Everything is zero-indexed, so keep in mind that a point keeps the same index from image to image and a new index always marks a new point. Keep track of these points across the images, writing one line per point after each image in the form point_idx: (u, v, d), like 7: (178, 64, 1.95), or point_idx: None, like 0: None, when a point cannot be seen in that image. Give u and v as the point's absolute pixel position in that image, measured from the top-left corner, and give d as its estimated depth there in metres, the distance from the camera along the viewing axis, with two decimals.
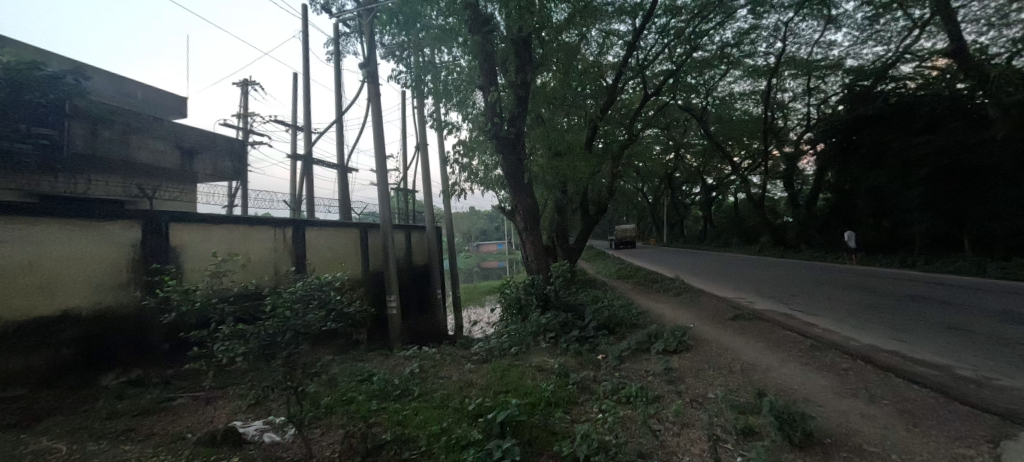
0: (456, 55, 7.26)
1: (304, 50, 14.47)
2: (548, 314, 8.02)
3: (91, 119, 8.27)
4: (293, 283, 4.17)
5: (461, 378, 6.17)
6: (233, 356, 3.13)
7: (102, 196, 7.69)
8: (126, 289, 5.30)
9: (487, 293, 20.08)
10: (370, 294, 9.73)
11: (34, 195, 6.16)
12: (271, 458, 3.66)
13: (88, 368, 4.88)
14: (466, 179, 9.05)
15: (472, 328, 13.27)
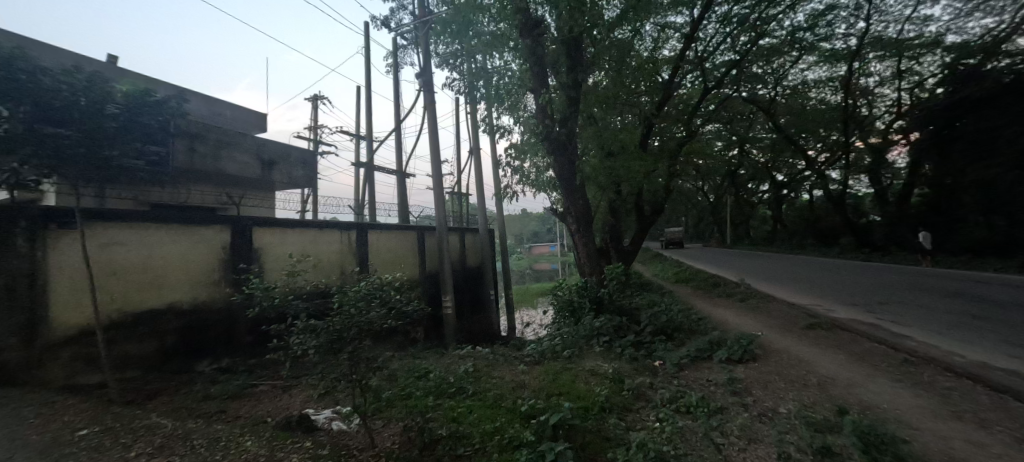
0: (508, 59, 7.44)
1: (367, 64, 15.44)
2: (602, 317, 7.86)
3: (190, 137, 9.44)
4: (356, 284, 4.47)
5: (514, 379, 6.23)
6: (306, 349, 3.43)
7: (198, 204, 8.73)
8: (219, 286, 5.98)
9: (540, 295, 20.06)
10: (426, 294, 10.13)
11: (146, 204, 7.16)
12: (338, 445, 3.95)
13: (188, 355, 5.57)
14: (518, 182, 9.13)
15: (525, 330, 13.33)
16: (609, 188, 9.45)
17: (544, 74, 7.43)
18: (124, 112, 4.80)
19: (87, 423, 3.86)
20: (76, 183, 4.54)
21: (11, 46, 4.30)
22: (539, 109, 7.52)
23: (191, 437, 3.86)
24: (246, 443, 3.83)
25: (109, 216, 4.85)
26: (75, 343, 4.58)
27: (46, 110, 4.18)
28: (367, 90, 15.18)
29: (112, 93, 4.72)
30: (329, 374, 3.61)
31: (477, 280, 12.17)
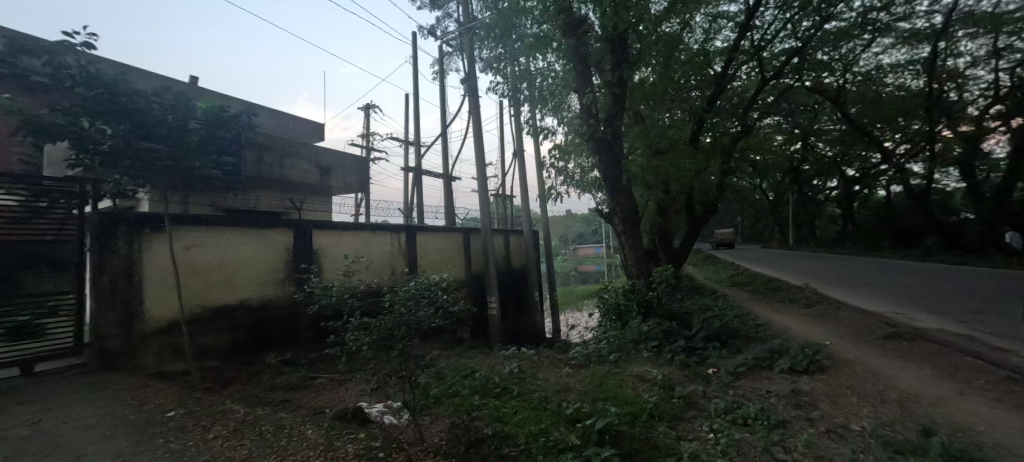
0: (551, 61, 7.54)
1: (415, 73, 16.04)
2: (650, 321, 7.61)
3: (258, 148, 10.31)
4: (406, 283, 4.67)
5: (558, 381, 6.20)
6: (360, 345, 3.63)
7: (264, 209, 9.51)
8: (283, 285, 6.46)
9: (586, 298, 19.73)
10: (472, 295, 10.32)
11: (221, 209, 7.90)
12: (389, 438, 4.13)
13: (257, 347, 6.08)
14: (562, 183, 9.07)
15: (570, 332, 13.18)
16: (658, 188, 9.13)
17: (588, 73, 7.35)
18: (203, 128, 5.26)
19: (174, 406, 4.34)
20: (166, 190, 5.16)
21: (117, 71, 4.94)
22: (583, 109, 7.43)
23: (259, 423, 4.21)
24: (307, 431, 4.12)
25: (191, 220, 5.41)
26: (164, 333, 5.16)
27: (142, 126, 4.78)
28: (415, 97, 15.75)
29: (193, 110, 5.21)
30: (380, 370, 3.79)
31: (521, 282, 12.21)
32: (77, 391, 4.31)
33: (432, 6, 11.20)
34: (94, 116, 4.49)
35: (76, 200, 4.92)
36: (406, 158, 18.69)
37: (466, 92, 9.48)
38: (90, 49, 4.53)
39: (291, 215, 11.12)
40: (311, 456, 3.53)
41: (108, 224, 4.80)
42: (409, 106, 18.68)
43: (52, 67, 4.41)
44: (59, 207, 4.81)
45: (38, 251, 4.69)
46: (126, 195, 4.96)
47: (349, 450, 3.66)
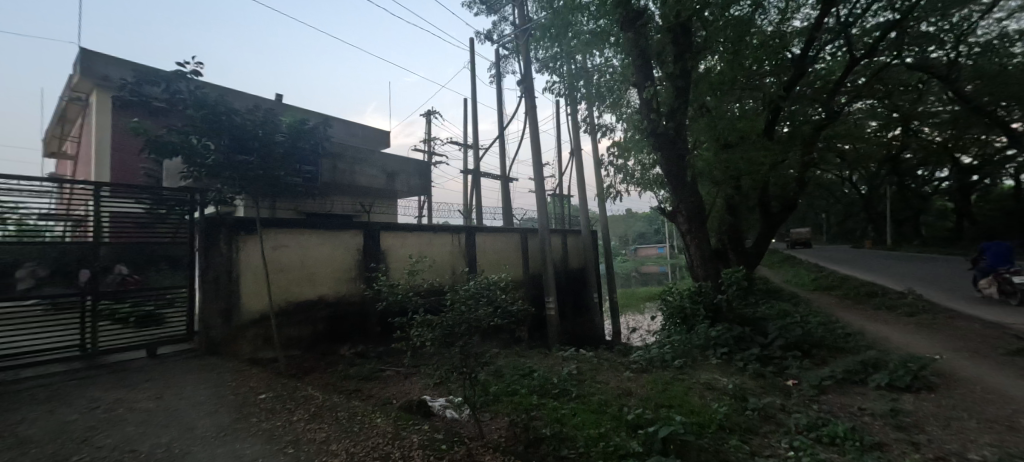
0: (609, 56, 7.48)
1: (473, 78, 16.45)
2: (720, 326, 7.14)
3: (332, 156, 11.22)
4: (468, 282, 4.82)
5: (619, 385, 6.02)
6: (424, 341, 3.81)
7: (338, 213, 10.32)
8: (355, 282, 6.97)
9: (648, 300, 18.93)
10: (529, 295, 10.35)
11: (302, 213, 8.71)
12: (451, 431, 4.29)
13: (333, 339, 6.61)
14: (622, 181, 8.80)
15: (631, 335, 12.74)
16: (729, 184, 8.52)
17: (648, 67, 7.14)
18: (287, 140, 5.82)
19: (264, 389, 4.87)
20: (259, 197, 5.81)
21: (217, 93, 5.64)
22: (643, 105, 7.24)
23: (335, 409, 4.59)
24: (376, 420, 4.40)
25: (278, 224, 6.03)
26: (257, 325, 5.80)
27: (236, 141, 5.41)
28: (474, 101, 16.14)
29: (278, 125, 5.78)
30: (441, 366, 3.93)
31: (580, 282, 12.01)
32: (190, 373, 5.00)
33: (488, 11, 11.44)
34: (200, 133, 5.18)
35: (186, 206, 5.66)
36: (465, 161, 19.19)
37: (522, 93, 9.55)
38: (195, 76, 5.22)
39: (361, 218, 11.95)
40: (379, 443, 3.77)
41: (216, 227, 5.61)
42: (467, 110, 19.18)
43: (166, 95, 5.15)
44: (171, 212, 5.53)
45: (157, 250, 5.46)
46: (227, 202, 5.71)
47: (413, 441, 3.85)
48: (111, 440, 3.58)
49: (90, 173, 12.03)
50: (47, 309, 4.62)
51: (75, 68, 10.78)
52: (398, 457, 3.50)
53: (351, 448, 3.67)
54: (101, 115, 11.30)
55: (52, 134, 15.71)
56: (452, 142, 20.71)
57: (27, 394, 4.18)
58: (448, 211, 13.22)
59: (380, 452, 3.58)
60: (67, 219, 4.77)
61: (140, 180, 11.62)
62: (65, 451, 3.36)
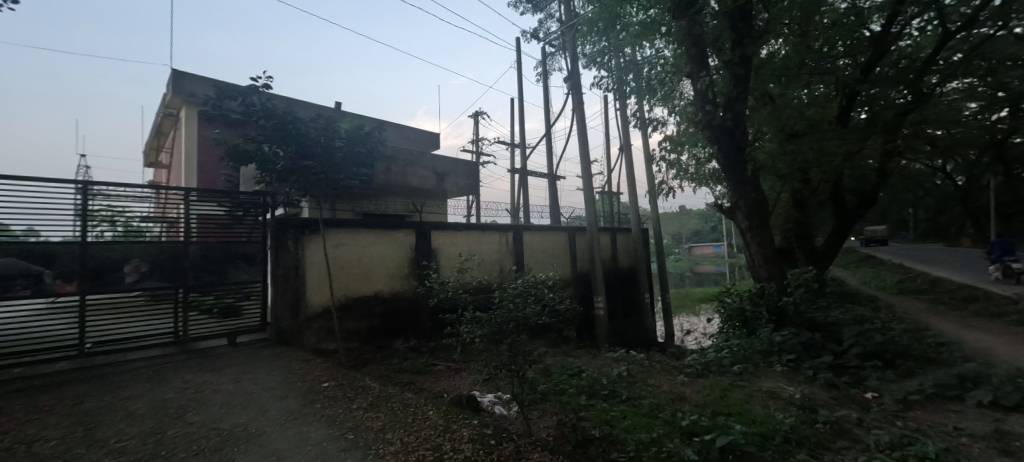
0: (660, 48, 7.29)
1: (520, 77, 16.50)
2: (785, 331, 6.63)
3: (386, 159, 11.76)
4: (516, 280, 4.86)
5: (672, 389, 5.79)
6: (474, 337, 3.91)
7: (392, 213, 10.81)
8: (408, 279, 7.28)
9: (704, 301, 18.00)
10: (578, 294, 10.24)
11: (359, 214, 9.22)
12: (499, 428, 4.34)
13: (388, 334, 6.95)
14: (674, 177, 8.43)
15: (685, 337, 12.19)
16: (797, 177, 7.87)
17: (704, 56, 6.79)
18: (345, 146, 6.16)
19: (327, 378, 5.23)
20: (320, 199, 6.23)
21: (285, 104, 6.11)
22: (697, 97, 6.89)
23: (390, 400, 4.83)
24: (428, 412, 4.58)
25: (338, 224, 6.44)
26: (321, 318, 6.24)
27: (301, 148, 5.84)
28: (521, 100, 16.18)
29: (337, 131, 6.14)
30: (490, 363, 3.97)
31: (631, 282, 11.68)
32: (264, 361, 5.50)
33: (534, 9, 11.41)
34: (269, 141, 5.67)
35: (260, 209, 6.20)
36: (512, 160, 19.31)
37: (568, 90, 9.43)
38: (266, 89, 5.68)
39: (413, 218, 12.42)
40: (430, 434, 3.92)
41: (285, 227, 6.11)
42: (514, 109, 19.27)
43: (242, 108, 5.66)
44: (248, 214, 6.09)
45: (236, 248, 6.04)
46: (294, 204, 6.19)
47: (463, 434, 3.96)
48: (200, 417, 4.04)
49: (182, 180, 13.54)
50: (147, 299, 5.33)
51: (168, 87, 12.17)
52: (448, 449, 3.62)
53: (405, 438, 3.84)
54: (189, 128, 12.67)
55: (150, 147, 17.85)
56: (499, 141, 20.90)
57: (131, 374, 4.84)
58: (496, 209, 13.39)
59: (432, 443, 3.72)
60: (162, 221, 5.45)
61: (221, 185, 12.89)
62: (163, 425, 3.84)
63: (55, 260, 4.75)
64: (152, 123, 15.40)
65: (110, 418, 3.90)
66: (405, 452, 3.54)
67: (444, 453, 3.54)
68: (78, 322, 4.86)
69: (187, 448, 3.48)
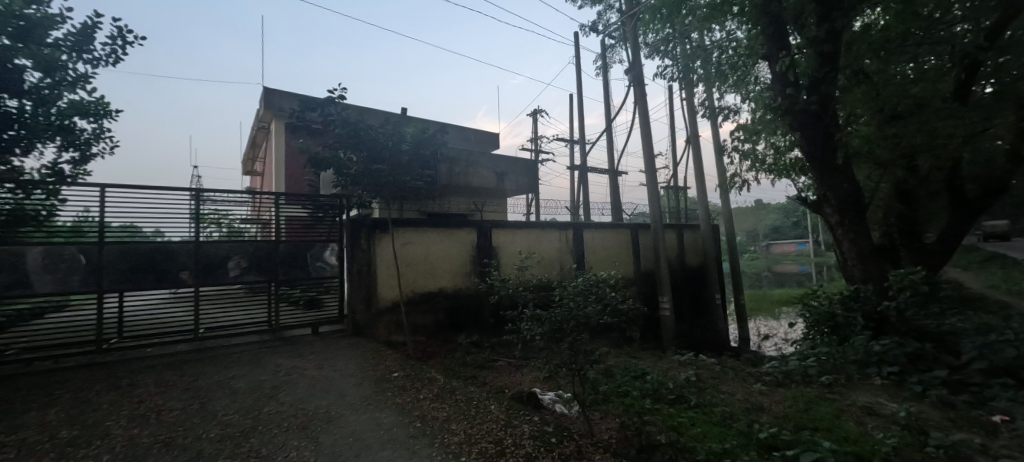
0: (732, 29, 6.80)
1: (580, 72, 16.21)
2: (886, 340, 5.84)
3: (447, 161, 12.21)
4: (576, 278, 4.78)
5: (747, 398, 5.36)
6: (535, 335, 3.86)
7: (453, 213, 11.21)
8: (470, 277, 7.50)
9: (786, 304, 16.44)
10: (642, 294, 9.87)
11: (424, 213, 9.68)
12: (559, 426, 4.28)
13: (452, 329, 7.22)
14: (749, 169, 7.77)
15: (763, 342, 11.22)
16: (901, 164, 6.87)
17: (784, 34, 6.19)
18: (411, 150, 6.42)
19: (397, 369, 5.58)
20: (389, 199, 6.61)
21: (358, 111, 6.50)
22: (774, 80, 6.30)
23: (454, 392, 5.01)
24: (490, 406, 4.68)
25: (406, 223, 6.82)
26: (391, 312, 6.64)
27: (372, 153, 6.23)
28: (580, 95, 15.87)
29: (403, 136, 6.41)
30: (550, 360, 3.92)
31: (700, 281, 11.01)
32: (343, 350, 6.00)
33: (593, 2, 11.14)
34: (344, 148, 6.13)
35: (337, 210, 6.76)
36: (571, 157, 19.04)
37: (630, 83, 9.09)
38: (341, 99, 6.14)
39: (474, 217, 12.75)
40: (492, 428, 4.01)
41: (359, 227, 6.57)
42: (573, 105, 18.98)
43: (322, 118, 6.17)
44: (327, 215, 6.67)
45: (319, 247, 6.64)
46: (366, 205, 6.65)
47: (524, 430, 4.00)
48: (289, 397, 4.52)
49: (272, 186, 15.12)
50: (246, 291, 6.07)
51: (260, 104, 13.65)
52: (510, 444, 3.69)
53: (468, 429, 3.98)
54: (277, 139, 14.12)
55: (248, 157, 20.19)
56: (558, 138, 20.70)
57: (234, 356, 5.55)
58: (556, 207, 13.31)
59: (493, 437, 3.81)
60: (257, 222, 6.16)
61: (304, 190, 14.22)
62: (260, 402, 4.35)
63: (176, 257, 5.60)
64: (249, 136, 17.39)
65: (218, 394, 4.50)
66: (468, 444, 3.67)
67: (505, 448, 3.61)
68: (193, 310, 5.69)
69: (278, 424, 3.91)
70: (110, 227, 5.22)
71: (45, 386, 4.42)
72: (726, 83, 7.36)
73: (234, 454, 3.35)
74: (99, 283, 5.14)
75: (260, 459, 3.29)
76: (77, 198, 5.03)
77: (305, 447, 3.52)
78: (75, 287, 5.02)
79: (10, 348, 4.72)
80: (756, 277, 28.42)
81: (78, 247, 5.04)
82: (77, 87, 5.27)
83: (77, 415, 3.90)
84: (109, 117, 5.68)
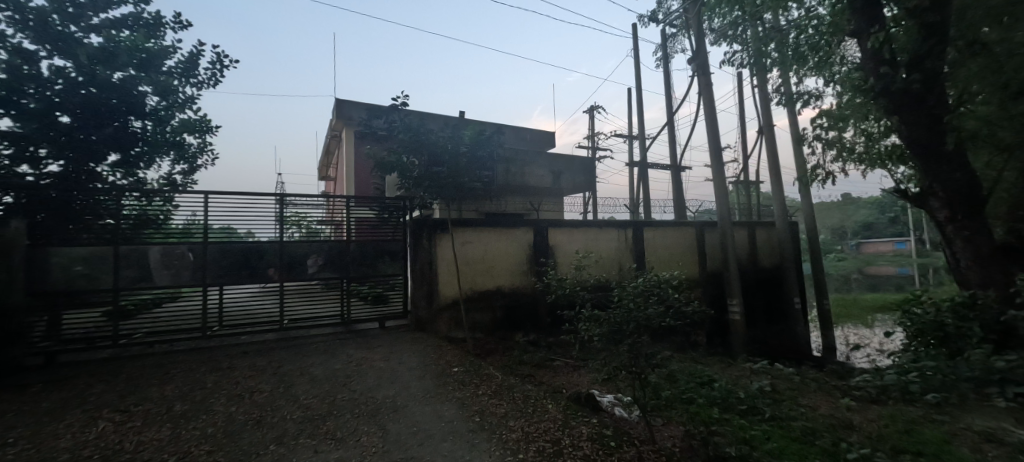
0: (812, 6, 6.14)
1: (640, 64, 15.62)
2: (1015, 356, 4.94)
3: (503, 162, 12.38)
4: (634, 278, 4.59)
5: (832, 413, 4.81)
6: (592, 336, 3.69)
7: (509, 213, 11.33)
8: (527, 276, 7.54)
9: (882, 311, 14.59)
10: (708, 297, 9.31)
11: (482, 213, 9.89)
12: (618, 430, 4.06)
13: (509, 327, 7.31)
14: (834, 159, 6.99)
15: (854, 352, 10.05)
16: None
17: (878, 6, 5.46)
18: (470, 151, 6.61)
19: (457, 364, 5.77)
20: (449, 200, 6.84)
21: (419, 116, 6.79)
22: (865, 58, 5.60)
23: (512, 390, 5.07)
24: (547, 405, 4.66)
25: (464, 223, 7.03)
26: (451, 309, 6.87)
27: (433, 155, 6.48)
28: (639, 89, 15.28)
29: (462, 138, 6.62)
30: (609, 362, 3.71)
31: (776, 283, 10.13)
32: (407, 344, 6.33)
33: None
34: (408, 152, 6.44)
35: (401, 212, 7.13)
36: (630, 153, 18.43)
37: (693, 73, 8.58)
38: (404, 106, 6.40)
39: (530, 216, 12.79)
40: (549, 428, 4.00)
41: (421, 227, 6.87)
42: (631, 99, 18.34)
43: (387, 125, 6.46)
44: (392, 216, 7.07)
45: (385, 246, 7.06)
46: (428, 206, 6.93)
47: (582, 431, 3.93)
48: (360, 386, 4.87)
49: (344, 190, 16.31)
50: (322, 287, 6.62)
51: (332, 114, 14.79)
52: (567, 445, 3.66)
53: (526, 427, 4.01)
54: (348, 146, 15.20)
55: (324, 164, 21.97)
56: (617, 134, 20.12)
57: (313, 346, 6.09)
58: (615, 205, 12.94)
59: (551, 436, 3.81)
60: (331, 223, 6.69)
61: (372, 193, 15.20)
62: (335, 389, 4.73)
63: (265, 255, 6.26)
64: (324, 145, 18.92)
65: (300, 379, 4.97)
66: (526, 441, 3.70)
67: (562, 448, 3.58)
68: (278, 303, 6.32)
69: (350, 411, 4.23)
70: (212, 228, 5.96)
71: (163, 366, 5.16)
72: (806, 66, 6.68)
73: (313, 435, 3.68)
74: (204, 278, 5.89)
75: (334, 441, 3.58)
76: (187, 204, 5.80)
77: (373, 433, 3.77)
78: (185, 281, 5.81)
79: (137, 332, 5.57)
80: (845, 280, 25.48)
81: (188, 246, 5.82)
82: (187, 106, 6.29)
83: (187, 392, 4.51)
84: (210, 132, 6.54)
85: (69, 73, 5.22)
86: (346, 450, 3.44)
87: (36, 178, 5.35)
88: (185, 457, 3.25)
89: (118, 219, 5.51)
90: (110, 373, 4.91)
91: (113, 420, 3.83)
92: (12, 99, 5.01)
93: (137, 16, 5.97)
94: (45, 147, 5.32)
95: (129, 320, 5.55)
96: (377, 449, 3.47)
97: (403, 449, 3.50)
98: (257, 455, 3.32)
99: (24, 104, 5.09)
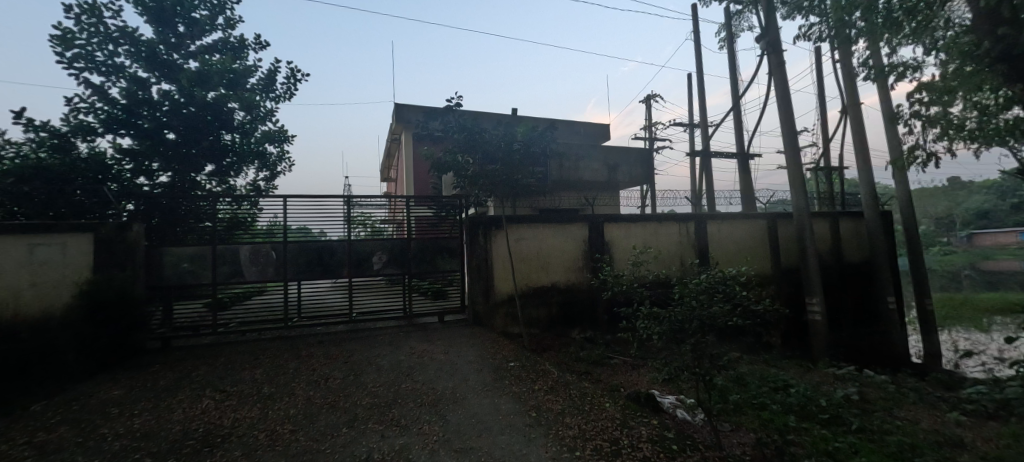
0: None
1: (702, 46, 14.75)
2: None
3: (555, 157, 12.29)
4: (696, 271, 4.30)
5: (938, 429, 4.20)
6: (651, 335, 3.48)
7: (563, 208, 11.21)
8: (583, 272, 7.43)
9: (1001, 313, 12.53)
10: (782, 295, 8.60)
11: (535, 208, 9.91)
12: (681, 433, 3.85)
13: (565, 323, 7.25)
14: (938, 138, 6.08)
15: (966, 360, 8.71)
16: None
17: None
18: (523, 147, 6.61)
19: (513, 359, 5.84)
20: (504, 198, 6.89)
21: (473, 115, 6.81)
22: (978, 18, 4.76)
23: (568, 386, 4.99)
24: (605, 403, 4.53)
25: (519, 220, 7.07)
26: (507, 304, 6.97)
27: (487, 154, 6.56)
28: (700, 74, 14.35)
29: (515, 134, 6.57)
30: (670, 362, 3.53)
31: (865, 280, 9.10)
32: (466, 338, 6.50)
33: None
34: (465, 152, 6.56)
35: (458, 210, 7.35)
36: (691, 142, 17.45)
37: (762, 51, 7.90)
38: (458, 106, 6.46)
39: (584, 210, 12.57)
40: (607, 426, 3.92)
41: (477, 226, 6.99)
42: (691, 83, 17.28)
43: (442, 126, 6.59)
44: (449, 215, 7.32)
45: (443, 243, 7.34)
46: (482, 204, 7.03)
47: (642, 432, 3.80)
48: (422, 377, 5.11)
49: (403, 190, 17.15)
50: (387, 282, 7.03)
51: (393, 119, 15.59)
52: (627, 445, 3.56)
53: (582, 424, 3.96)
54: (406, 149, 15.92)
55: (385, 167, 23.32)
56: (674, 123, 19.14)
57: (379, 338, 6.48)
58: (675, 197, 12.32)
59: (609, 435, 3.73)
60: (392, 222, 7.04)
61: (428, 192, 15.82)
62: (399, 379, 5.00)
63: (336, 253, 6.74)
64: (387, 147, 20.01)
65: (368, 368, 5.31)
66: (582, 439, 3.66)
67: (621, 448, 3.50)
68: (348, 297, 6.78)
69: (411, 399, 4.46)
70: (291, 229, 6.52)
71: (253, 352, 5.77)
72: (900, 34, 5.81)
73: (381, 421, 3.92)
74: (285, 273, 6.47)
75: (400, 428, 3.79)
76: (270, 207, 6.39)
77: (433, 422, 3.94)
78: (269, 276, 6.42)
79: (231, 321, 6.28)
80: (953, 276, 22.10)
81: (272, 246, 6.44)
82: (267, 120, 6.99)
83: (272, 376, 4.99)
84: (288, 141, 7.18)
85: (174, 95, 6.04)
86: (411, 436, 3.64)
87: (151, 187, 6.24)
88: (273, 435, 3.62)
89: (215, 222, 6.26)
90: (211, 357, 5.59)
91: (214, 397, 4.37)
92: (131, 120, 5.98)
93: (225, 40, 6.71)
94: (156, 161, 6.19)
95: (225, 311, 6.29)
96: (438, 438, 3.62)
97: (461, 439, 3.62)
98: (333, 436, 3.61)
99: (140, 124, 6.02)
